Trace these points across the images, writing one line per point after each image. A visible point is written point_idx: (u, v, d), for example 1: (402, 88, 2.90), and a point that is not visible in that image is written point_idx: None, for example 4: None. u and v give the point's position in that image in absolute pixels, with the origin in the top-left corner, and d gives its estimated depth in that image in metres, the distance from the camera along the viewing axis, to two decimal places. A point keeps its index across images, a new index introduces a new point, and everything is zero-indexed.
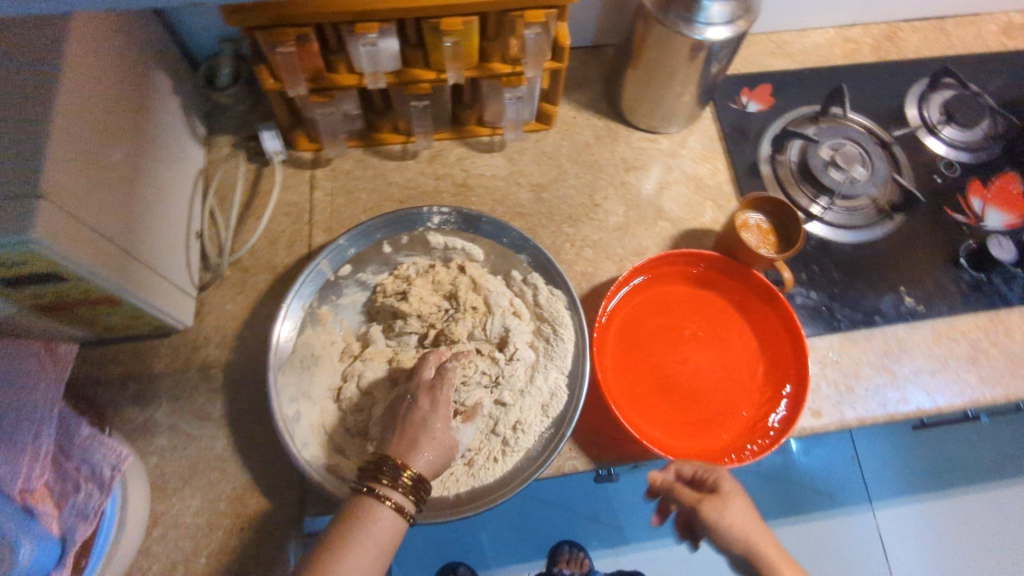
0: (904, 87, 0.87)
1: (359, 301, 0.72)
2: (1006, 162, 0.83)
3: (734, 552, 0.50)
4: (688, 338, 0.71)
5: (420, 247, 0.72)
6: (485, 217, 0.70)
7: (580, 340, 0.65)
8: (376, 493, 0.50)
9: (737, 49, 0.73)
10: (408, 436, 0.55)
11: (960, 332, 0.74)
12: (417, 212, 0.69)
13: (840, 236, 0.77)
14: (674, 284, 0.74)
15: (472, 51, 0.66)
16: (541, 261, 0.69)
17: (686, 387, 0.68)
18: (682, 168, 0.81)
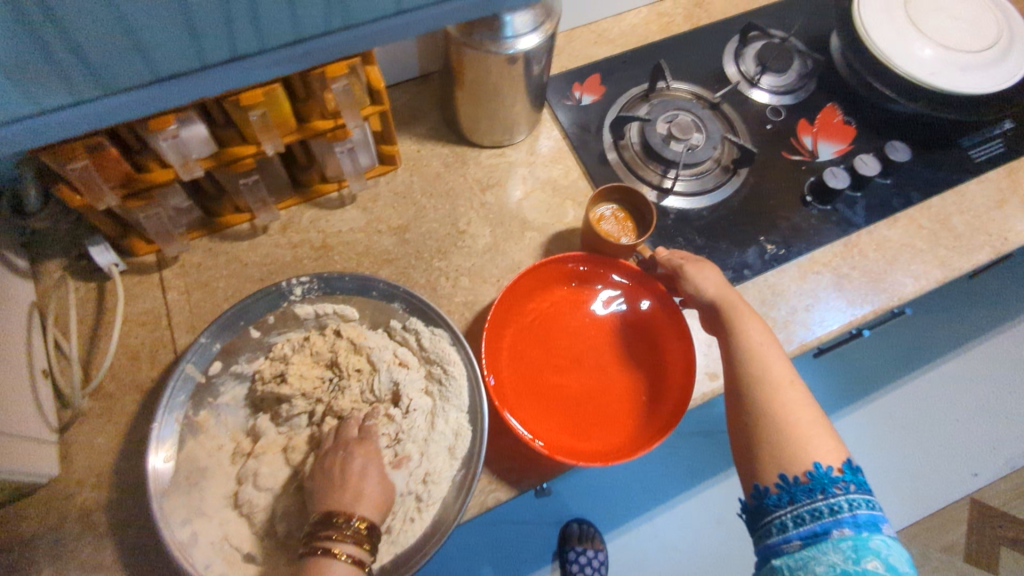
0: (719, 47, 0.91)
1: (241, 394, 0.68)
2: (823, 96, 0.89)
3: (705, 300, 0.65)
4: (579, 337, 0.72)
5: (291, 323, 0.69)
6: (349, 275, 0.68)
7: (472, 373, 0.64)
8: (326, 551, 0.52)
9: (551, 51, 0.75)
10: (346, 491, 0.57)
11: (821, 264, 0.79)
12: (278, 288, 0.67)
13: (694, 202, 0.81)
14: (556, 286, 0.74)
15: (285, 116, 0.65)
16: (415, 303, 0.68)
17: (586, 388, 0.69)
18: (535, 175, 0.82)
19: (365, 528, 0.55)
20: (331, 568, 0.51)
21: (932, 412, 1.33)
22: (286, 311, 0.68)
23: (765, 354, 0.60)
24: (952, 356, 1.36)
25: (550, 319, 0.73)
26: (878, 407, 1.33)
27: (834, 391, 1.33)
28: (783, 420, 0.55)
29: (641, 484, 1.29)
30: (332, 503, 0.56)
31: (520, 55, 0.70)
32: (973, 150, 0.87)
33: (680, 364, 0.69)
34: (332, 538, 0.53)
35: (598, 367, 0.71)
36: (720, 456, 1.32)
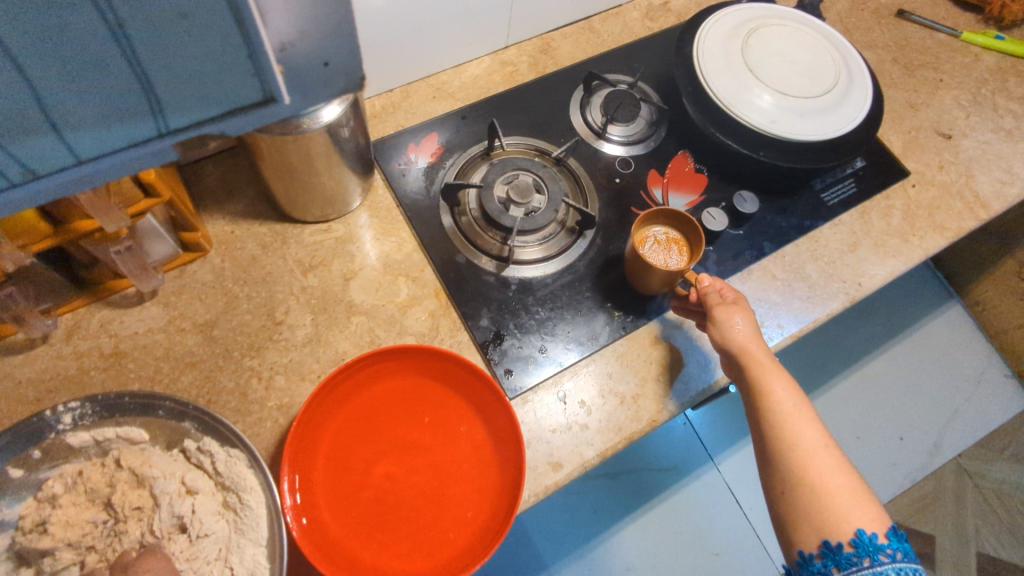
0: (565, 98, 0.87)
1: (4, 544, 0.58)
2: (674, 144, 0.86)
3: (728, 348, 0.66)
4: (412, 439, 0.65)
5: (64, 453, 0.60)
6: (128, 394, 0.59)
7: (269, 501, 0.57)
8: None
9: (358, 108, 0.68)
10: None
11: (673, 328, 0.74)
12: (37, 420, 0.57)
13: (539, 270, 0.75)
14: (380, 383, 0.67)
15: (33, 224, 0.55)
16: (206, 421, 0.60)
17: (411, 499, 0.62)
18: (365, 250, 0.75)
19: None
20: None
21: (835, 438, 1.32)
22: (53, 443, 0.59)
23: (797, 418, 0.61)
24: (844, 376, 1.38)
25: (380, 420, 0.66)
26: None
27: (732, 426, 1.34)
28: (821, 486, 0.57)
29: (548, 537, 1.24)
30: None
31: (323, 129, 0.63)
32: (826, 193, 0.85)
33: (514, 466, 0.62)
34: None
35: (425, 471, 0.64)
36: (628, 498, 1.29)
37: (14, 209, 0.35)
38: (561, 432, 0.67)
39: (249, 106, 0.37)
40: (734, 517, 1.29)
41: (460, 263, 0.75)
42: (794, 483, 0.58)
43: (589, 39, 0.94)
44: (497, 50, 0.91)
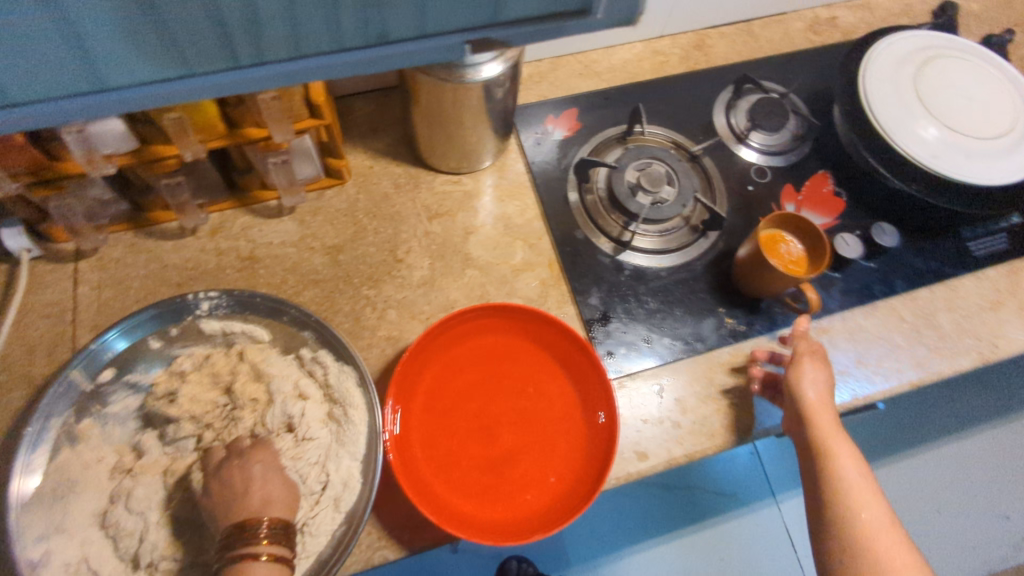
0: (711, 96, 0.85)
1: (133, 405, 0.64)
2: (817, 162, 0.82)
3: (796, 406, 0.62)
4: (511, 395, 0.67)
5: (198, 337, 0.66)
6: (261, 295, 0.64)
7: (371, 421, 0.60)
8: (249, 554, 0.51)
9: (518, 72, 0.70)
10: (248, 497, 0.55)
11: (784, 346, 0.71)
12: (183, 301, 0.63)
13: (655, 261, 0.74)
14: (485, 337, 0.70)
15: (210, 119, 0.60)
16: (325, 335, 0.63)
17: (498, 452, 0.64)
18: (490, 209, 0.77)
19: (280, 527, 0.54)
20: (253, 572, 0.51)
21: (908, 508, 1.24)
22: (191, 325, 0.65)
23: (862, 480, 0.58)
24: (934, 447, 1.29)
25: (483, 371, 0.68)
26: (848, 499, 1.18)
27: None
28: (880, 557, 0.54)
29: (592, 533, 1.24)
30: (235, 512, 0.54)
31: (480, 84, 0.65)
32: (974, 243, 0.80)
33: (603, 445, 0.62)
34: (247, 546, 0.52)
35: (516, 429, 0.65)
36: (680, 514, 1.26)
37: (358, 66, 0.42)
38: (652, 424, 0.66)
39: (564, 15, 0.42)
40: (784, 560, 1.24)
41: (579, 239, 0.75)
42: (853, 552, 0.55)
43: (746, 42, 0.92)
44: (650, 39, 0.91)
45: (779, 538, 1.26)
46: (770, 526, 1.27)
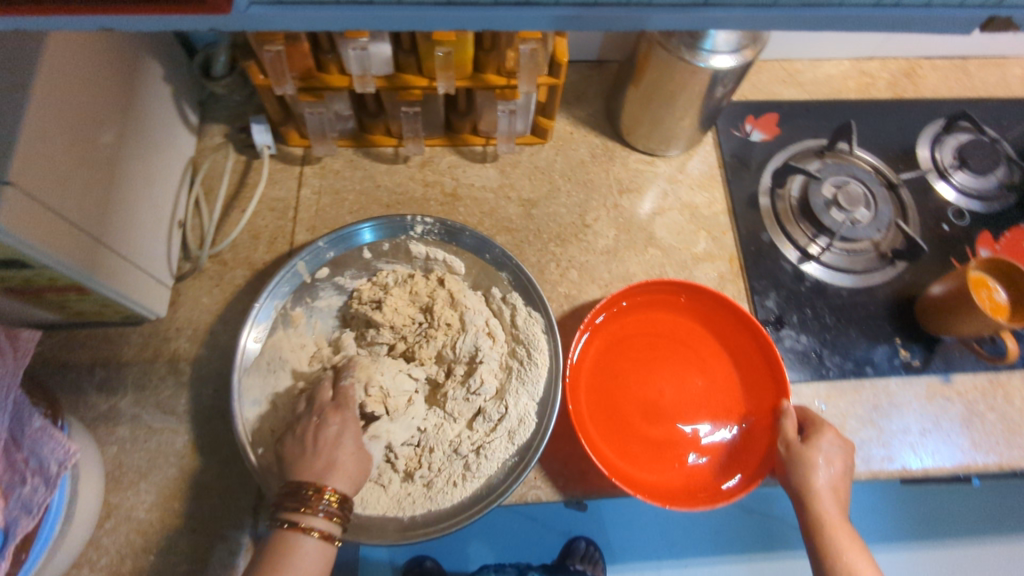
0: (917, 127, 0.83)
1: (335, 305, 0.71)
2: (1021, 214, 0.79)
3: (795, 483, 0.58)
4: (678, 368, 0.70)
5: (402, 256, 0.71)
6: (471, 231, 0.68)
7: (554, 367, 0.63)
8: (297, 525, 0.49)
9: (742, 77, 0.69)
10: (319, 460, 0.53)
11: (956, 392, 0.70)
12: (401, 220, 0.68)
13: (836, 279, 0.74)
14: (659, 310, 0.72)
15: (465, 61, 0.63)
16: (522, 279, 0.67)
17: (655, 418, 0.67)
18: (678, 195, 0.79)
19: (337, 503, 0.52)
20: (301, 545, 0.49)
21: None
22: (400, 244, 0.70)
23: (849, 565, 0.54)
24: (1023, 539, 1.11)
25: (655, 339, 0.71)
26: (945, 557, 1.10)
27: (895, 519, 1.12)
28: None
29: (663, 534, 1.14)
30: (302, 469, 0.53)
31: (707, 73, 0.65)
32: None
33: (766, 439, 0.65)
34: (297, 513, 0.50)
35: (675, 402, 0.68)
36: (755, 539, 1.14)
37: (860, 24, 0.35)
38: None
39: None
40: None
41: (764, 242, 0.76)
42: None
43: (959, 79, 0.89)
44: (859, 58, 0.89)
45: None
46: None
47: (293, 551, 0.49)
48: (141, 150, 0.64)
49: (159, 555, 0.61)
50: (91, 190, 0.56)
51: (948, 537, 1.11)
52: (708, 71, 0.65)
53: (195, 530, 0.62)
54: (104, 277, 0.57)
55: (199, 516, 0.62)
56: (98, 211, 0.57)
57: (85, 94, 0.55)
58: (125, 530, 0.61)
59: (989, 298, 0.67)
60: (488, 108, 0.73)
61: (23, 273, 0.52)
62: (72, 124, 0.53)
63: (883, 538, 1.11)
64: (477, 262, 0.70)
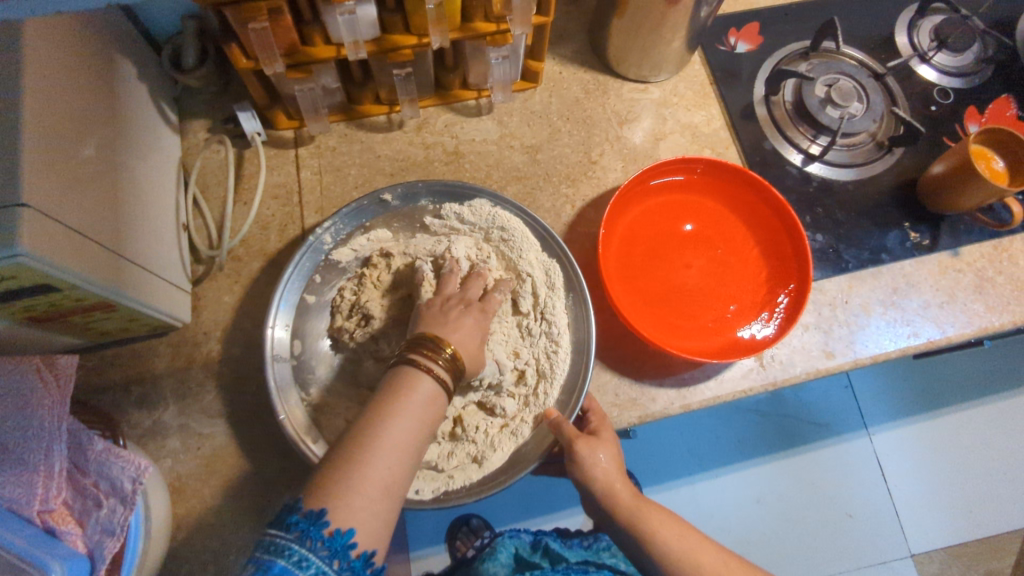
0: (893, 16, 0.85)
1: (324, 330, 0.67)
2: (1001, 85, 0.81)
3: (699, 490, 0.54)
4: (675, 273, 0.71)
5: (349, 254, 0.68)
6: (399, 185, 0.67)
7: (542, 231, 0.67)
8: (414, 363, 0.51)
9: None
10: (446, 323, 0.56)
11: (965, 263, 0.73)
12: (307, 243, 0.65)
13: (840, 174, 0.76)
14: (620, 216, 0.72)
15: (456, 11, 0.61)
16: (448, 188, 0.68)
17: (674, 300, 0.70)
18: (676, 117, 0.79)
19: (455, 362, 0.53)
20: (421, 384, 0.50)
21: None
22: (326, 261, 0.67)
23: (690, 557, 0.54)
24: (1005, 397, 1.22)
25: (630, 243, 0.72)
26: (942, 424, 1.21)
27: (897, 397, 1.22)
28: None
29: (688, 451, 1.18)
30: (432, 328, 0.55)
31: None
32: None
33: (788, 248, 0.71)
34: (426, 356, 0.51)
35: (680, 281, 0.71)
36: (776, 438, 1.19)
37: None
38: (837, 327, 0.69)
39: None
40: (878, 496, 1.18)
41: (767, 149, 0.77)
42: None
43: None
44: None
45: (871, 469, 1.19)
46: (863, 458, 1.20)
47: (409, 389, 0.49)
48: (132, 156, 0.61)
49: (239, 553, 0.61)
50: (93, 201, 0.53)
51: (942, 405, 1.22)
52: None
53: (270, 523, 0.62)
54: (129, 291, 0.55)
55: (271, 510, 0.62)
56: (109, 225, 0.55)
57: (66, 99, 0.52)
58: (199, 537, 0.61)
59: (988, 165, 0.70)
60: (478, 58, 0.71)
61: (48, 299, 0.50)
62: (64, 137, 0.50)
63: (887, 417, 1.21)
64: (398, 206, 0.69)
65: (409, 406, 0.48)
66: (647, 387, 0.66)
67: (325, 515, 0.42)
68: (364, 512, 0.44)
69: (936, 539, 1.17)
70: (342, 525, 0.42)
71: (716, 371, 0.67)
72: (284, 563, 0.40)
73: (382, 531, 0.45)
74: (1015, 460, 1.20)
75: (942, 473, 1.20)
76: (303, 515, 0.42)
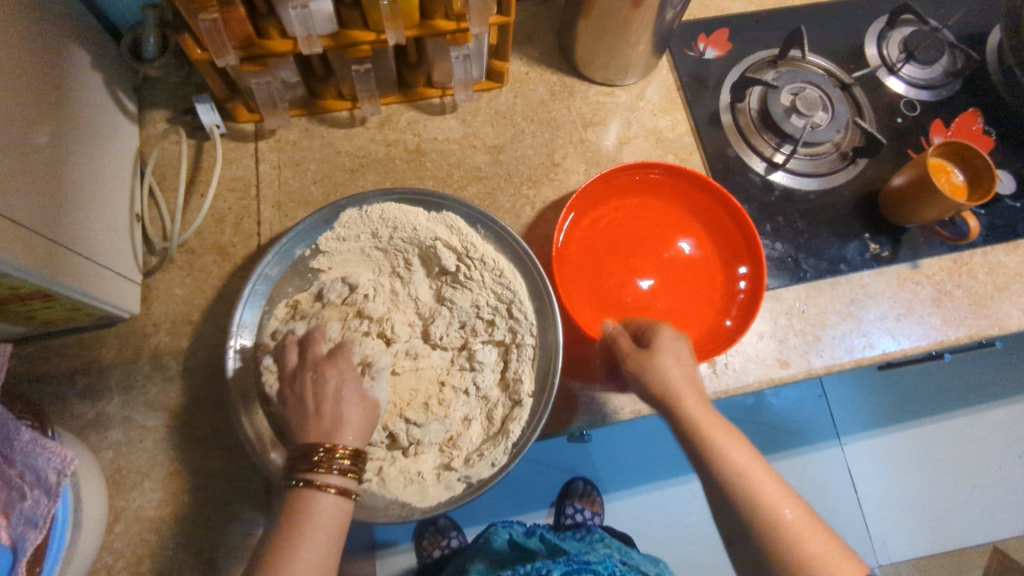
0: (862, 27, 0.85)
1: None
2: (968, 99, 0.81)
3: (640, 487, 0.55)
4: (630, 283, 0.71)
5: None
6: (269, 253, 0.62)
7: (427, 202, 0.66)
8: (309, 483, 0.49)
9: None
10: (328, 418, 0.54)
11: (924, 276, 0.73)
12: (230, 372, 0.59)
13: (803, 183, 0.76)
14: (570, 269, 0.70)
15: (413, 9, 0.61)
16: (309, 225, 0.64)
17: (647, 307, 0.70)
18: (641, 122, 0.79)
19: (351, 459, 0.52)
20: (319, 502, 0.49)
21: (994, 458, 1.21)
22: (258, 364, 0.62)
23: None
24: (976, 412, 1.22)
25: (590, 280, 0.71)
26: (918, 435, 1.21)
27: (871, 407, 1.22)
28: (811, 536, 0.46)
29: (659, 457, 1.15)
30: (313, 432, 0.53)
31: None
32: None
33: (719, 210, 0.72)
34: (309, 472, 0.50)
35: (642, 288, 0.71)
36: None
37: None
38: (792, 338, 0.69)
39: None
40: (846, 507, 1.18)
41: (731, 156, 0.77)
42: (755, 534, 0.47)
43: None
44: None
45: (840, 479, 1.19)
46: (832, 467, 1.19)
47: (302, 514, 0.48)
48: (82, 144, 0.61)
49: (177, 549, 0.59)
50: (35, 188, 0.52)
51: (913, 417, 1.21)
52: None
53: (210, 519, 0.60)
54: (69, 281, 0.54)
55: (211, 505, 0.61)
56: (50, 212, 0.54)
57: (6, 84, 0.50)
58: (137, 530, 0.59)
59: (946, 178, 0.70)
60: (440, 57, 0.71)
61: None
62: (5, 122, 0.49)
63: (858, 427, 1.21)
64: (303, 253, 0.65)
65: (312, 525, 0.48)
66: (598, 391, 0.65)
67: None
68: None
69: (904, 551, 1.17)
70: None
71: None
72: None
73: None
74: (984, 474, 1.20)
75: (913, 486, 1.19)
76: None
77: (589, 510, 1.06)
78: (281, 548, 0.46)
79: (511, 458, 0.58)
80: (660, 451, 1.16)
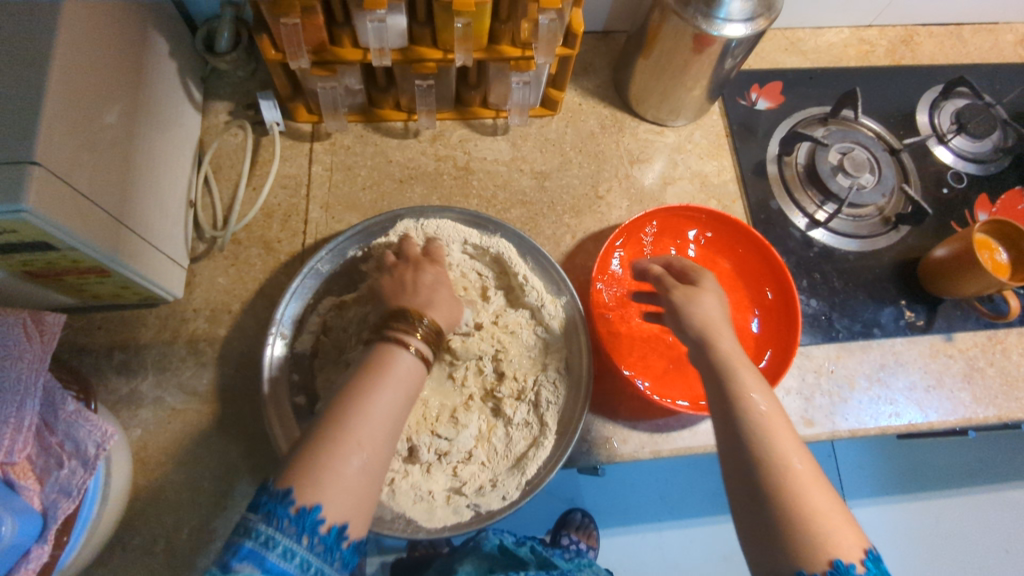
0: (916, 94, 0.86)
1: (302, 385, 0.64)
2: (1016, 177, 0.81)
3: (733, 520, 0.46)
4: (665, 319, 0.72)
5: (310, 331, 0.65)
6: (324, 249, 0.64)
7: (482, 226, 0.69)
8: (397, 340, 0.48)
9: (752, 47, 0.69)
10: (418, 296, 0.54)
11: (957, 349, 0.72)
12: (266, 360, 0.60)
13: (842, 243, 0.76)
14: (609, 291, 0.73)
15: (483, 32, 0.62)
16: (368, 228, 0.67)
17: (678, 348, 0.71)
18: (687, 164, 0.80)
19: (433, 330, 0.52)
20: (400, 358, 0.48)
21: (1003, 538, 1.18)
22: (292, 355, 0.64)
23: None
24: (987, 490, 1.20)
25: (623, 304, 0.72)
26: (925, 508, 1.19)
27: (881, 473, 1.20)
28: (832, 526, 0.42)
29: (662, 496, 1.13)
30: (403, 302, 0.53)
31: (721, 42, 0.64)
32: None
33: (764, 268, 0.73)
34: (403, 331, 0.49)
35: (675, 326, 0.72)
36: None
37: None
38: (817, 399, 0.68)
39: None
40: None
41: (773, 209, 0.77)
42: (761, 497, 0.44)
43: (954, 46, 0.90)
44: (859, 26, 0.90)
45: None
46: None
47: (387, 364, 0.47)
48: (152, 128, 0.63)
49: (191, 534, 0.60)
50: (107, 166, 0.54)
51: (923, 488, 1.19)
52: (722, 40, 0.64)
53: (226, 507, 0.61)
54: (124, 258, 0.56)
55: (231, 496, 0.62)
56: (117, 191, 0.55)
57: (95, 66, 0.53)
58: (155, 512, 0.60)
59: (992, 256, 0.70)
60: (501, 79, 0.72)
61: (45, 256, 0.51)
62: (90, 103, 0.52)
63: (866, 491, 1.19)
64: (352, 254, 0.67)
65: (389, 381, 0.46)
66: (623, 428, 0.66)
67: (291, 494, 0.39)
68: (339, 491, 0.40)
69: None
70: (309, 500, 0.39)
71: (691, 421, 0.67)
72: (251, 545, 0.38)
73: (360, 505, 0.42)
74: (992, 556, 1.17)
75: (920, 559, 1.15)
76: (272, 495, 0.40)
77: (585, 542, 1.04)
78: (363, 394, 0.44)
79: (522, 495, 0.59)
80: (662, 491, 1.14)
